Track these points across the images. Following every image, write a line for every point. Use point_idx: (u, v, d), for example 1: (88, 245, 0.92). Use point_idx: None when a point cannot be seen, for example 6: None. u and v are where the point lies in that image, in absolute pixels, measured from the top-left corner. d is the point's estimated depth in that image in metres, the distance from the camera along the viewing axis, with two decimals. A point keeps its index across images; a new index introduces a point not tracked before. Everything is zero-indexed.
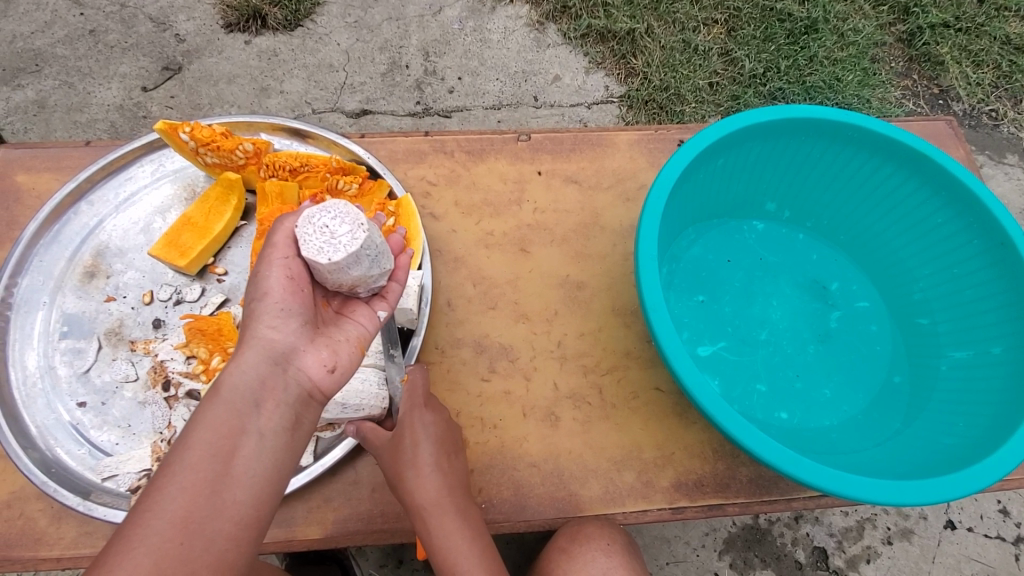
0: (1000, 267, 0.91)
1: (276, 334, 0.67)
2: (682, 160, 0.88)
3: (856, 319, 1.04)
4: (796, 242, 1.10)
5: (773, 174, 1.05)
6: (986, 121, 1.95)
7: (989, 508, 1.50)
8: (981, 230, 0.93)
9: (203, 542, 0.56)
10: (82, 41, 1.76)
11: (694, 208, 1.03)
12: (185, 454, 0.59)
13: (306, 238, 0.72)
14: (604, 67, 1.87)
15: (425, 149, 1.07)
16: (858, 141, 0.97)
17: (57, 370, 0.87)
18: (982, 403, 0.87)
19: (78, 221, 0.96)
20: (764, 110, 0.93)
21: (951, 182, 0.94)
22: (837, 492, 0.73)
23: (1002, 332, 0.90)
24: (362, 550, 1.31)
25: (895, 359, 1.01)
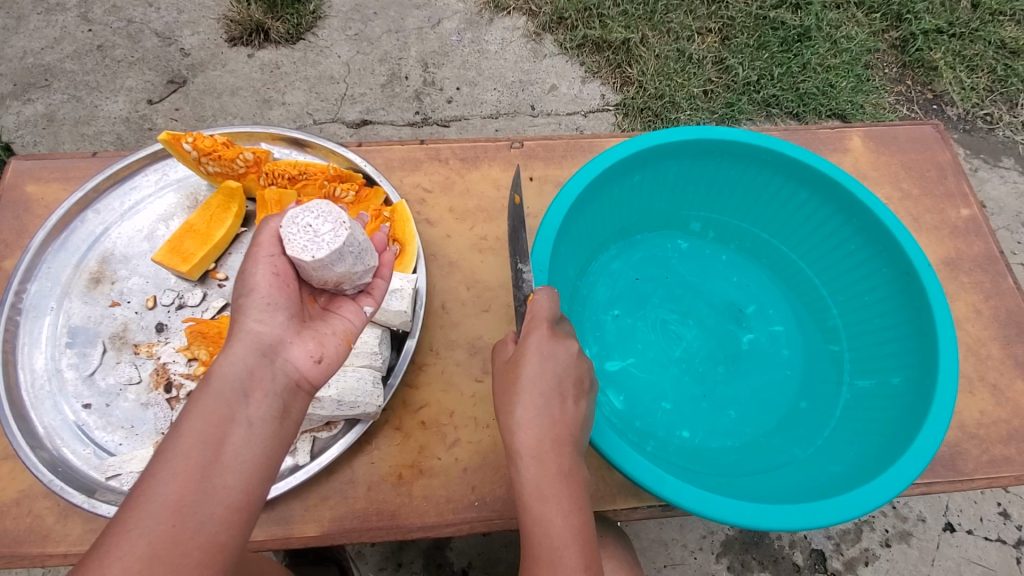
0: (905, 297, 0.93)
1: (262, 327, 0.71)
2: (586, 175, 0.91)
3: (769, 342, 1.06)
4: (717, 263, 1.12)
5: (694, 195, 1.07)
6: (981, 125, 1.97)
7: (988, 510, 1.51)
8: (888, 260, 0.95)
9: (195, 525, 0.57)
10: (90, 56, 1.81)
11: (611, 225, 1.05)
12: (178, 441, 0.61)
13: (291, 239, 0.74)
14: (600, 76, 1.90)
15: (421, 157, 1.10)
16: (774, 166, 1.00)
17: (64, 373, 0.90)
18: (879, 433, 0.89)
19: (84, 229, 0.99)
20: (677, 130, 0.96)
21: (862, 211, 0.96)
22: (704, 513, 0.73)
23: (903, 362, 0.92)
24: (361, 554, 1.33)
25: (804, 384, 1.02)
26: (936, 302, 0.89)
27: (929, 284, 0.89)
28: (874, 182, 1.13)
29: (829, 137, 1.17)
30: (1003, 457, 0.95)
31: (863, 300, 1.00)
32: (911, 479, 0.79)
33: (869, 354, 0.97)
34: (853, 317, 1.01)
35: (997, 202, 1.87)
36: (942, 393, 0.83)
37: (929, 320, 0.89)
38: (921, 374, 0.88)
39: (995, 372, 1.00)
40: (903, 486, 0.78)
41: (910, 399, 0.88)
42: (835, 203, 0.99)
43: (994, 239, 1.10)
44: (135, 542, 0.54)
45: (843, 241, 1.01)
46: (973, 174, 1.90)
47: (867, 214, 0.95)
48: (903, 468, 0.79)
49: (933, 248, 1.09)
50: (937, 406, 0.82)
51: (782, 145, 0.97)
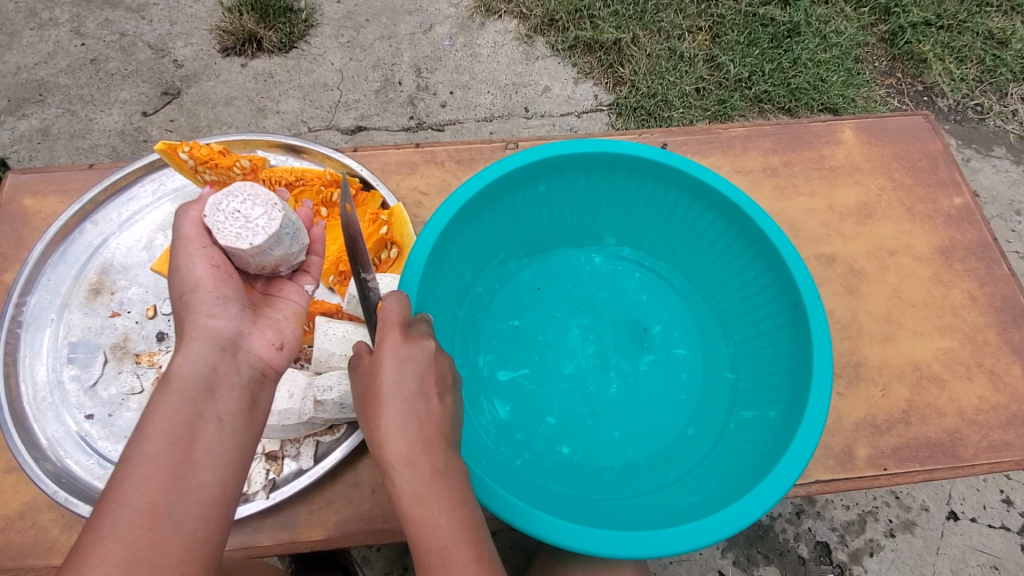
0: (794, 328, 0.89)
1: (216, 323, 0.71)
2: (476, 182, 0.92)
3: (668, 364, 1.03)
4: (630, 280, 1.09)
5: (609, 210, 1.06)
6: (972, 115, 1.99)
7: (992, 497, 1.51)
8: (782, 289, 0.91)
9: (173, 526, 0.58)
10: (84, 70, 1.82)
11: (515, 235, 1.05)
12: (143, 444, 0.61)
13: (221, 226, 0.74)
14: (592, 76, 1.91)
15: (416, 160, 1.11)
16: (681, 185, 0.97)
17: (66, 384, 0.90)
18: (744, 468, 0.85)
19: (83, 241, 0.99)
20: (580, 142, 0.96)
21: (761, 236, 0.92)
22: (523, 527, 0.72)
23: (785, 396, 0.88)
24: (366, 559, 1.33)
25: (695, 410, 0.99)
26: (819, 336, 0.84)
27: (815, 317, 0.85)
28: (867, 173, 1.14)
29: (821, 130, 1.18)
30: (1003, 441, 0.95)
31: (760, 329, 0.96)
32: (748, 522, 0.75)
33: (758, 384, 0.94)
34: (749, 345, 0.98)
35: (990, 191, 1.88)
36: (803, 432, 0.79)
37: (808, 353, 0.85)
38: (793, 410, 0.84)
39: (992, 358, 1.01)
40: (739, 527, 0.74)
41: (779, 435, 0.84)
42: (738, 228, 0.95)
43: (987, 227, 1.11)
44: (114, 542, 0.55)
45: (745, 267, 0.97)
46: (965, 164, 1.92)
47: (765, 241, 0.91)
48: (746, 507, 0.75)
49: (927, 237, 1.10)
50: (796, 444, 0.78)
51: (684, 163, 0.94)
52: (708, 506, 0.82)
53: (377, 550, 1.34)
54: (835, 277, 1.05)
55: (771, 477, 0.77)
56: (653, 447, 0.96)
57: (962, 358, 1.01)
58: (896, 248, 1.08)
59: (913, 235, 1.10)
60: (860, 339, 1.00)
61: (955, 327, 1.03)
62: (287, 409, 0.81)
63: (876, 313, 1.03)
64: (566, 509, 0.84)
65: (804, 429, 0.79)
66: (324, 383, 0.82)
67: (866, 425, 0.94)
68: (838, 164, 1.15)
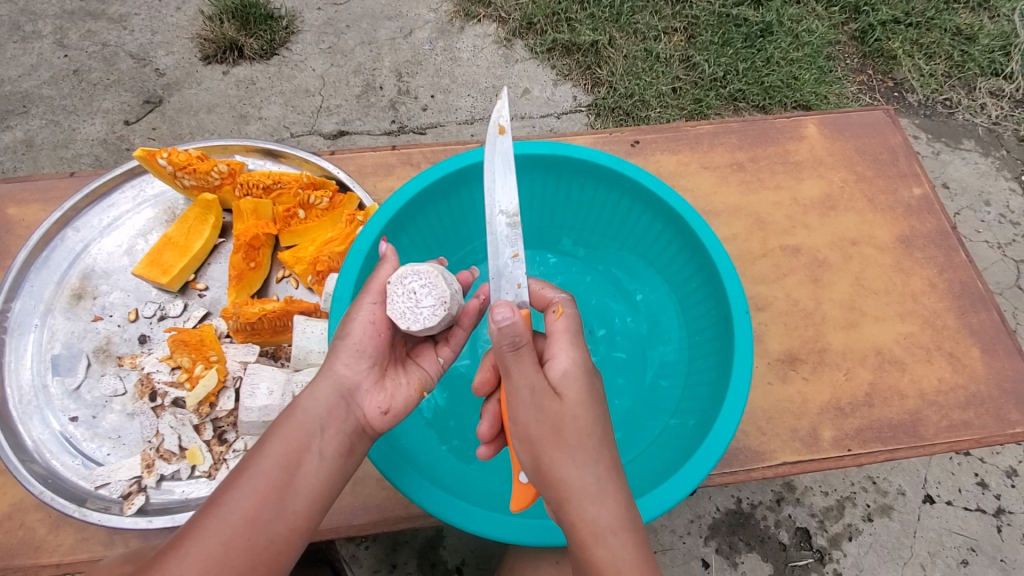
0: (723, 339, 0.90)
1: (347, 372, 0.72)
2: (429, 177, 0.94)
3: (608, 368, 1.04)
4: (582, 284, 1.10)
5: (565, 212, 1.08)
6: (941, 110, 2.04)
7: (967, 481, 1.54)
8: (715, 301, 0.92)
9: (264, 541, 0.63)
10: (67, 81, 1.83)
11: (472, 230, 1.07)
12: (260, 461, 0.66)
13: (396, 284, 0.76)
14: (571, 78, 1.95)
15: (393, 162, 1.13)
16: (632, 193, 0.99)
17: (50, 388, 0.92)
18: (656, 473, 0.86)
19: (65, 247, 1.01)
20: (538, 143, 0.98)
21: (700, 248, 0.93)
22: (418, 502, 0.78)
23: (703, 405, 0.88)
24: (354, 557, 1.31)
25: (627, 415, 0.99)
26: (741, 348, 0.85)
27: (740, 330, 0.86)
28: (830, 167, 1.18)
29: (786, 126, 1.22)
30: (962, 421, 0.99)
31: (697, 340, 0.97)
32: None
33: (687, 393, 0.94)
34: (685, 355, 0.98)
35: (959, 182, 1.94)
36: (711, 441, 0.79)
37: (729, 362, 0.86)
38: (708, 419, 0.84)
39: (951, 342, 1.05)
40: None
41: (691, 440, 0.85)
42: (682, 240, 0.96)
43: (946, 216, 1.15)
44: (199, 545, 0.60)
45: (687, 278, 0.98)
46: (935, 157, 1.97)
47: (704, 252, 0.92)
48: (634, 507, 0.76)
49: (889, 226, 1.14)
50: (702, 450, 0.79)
51: (634, 171, 0.96)
52: None
53: (365, 548, 1.31)
54: (800, 267, 1.09)
55: (671, 481, 0.77)
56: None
57: (922, 342, 1.05)
58: (859, 238, 1.12)
59: (875, 224, 1.14)
60: (824, 326, 1.04)
61: (916, 313, 1.07)
62: (268, 405, 0.84)
63: (839, 300, 1.06)
64: (475, 492, 0.88)
65: (711, 437, 0.79)
66: (303, 380, 0.86)
67: (831, 409, 0.98)
68: (803, 158, 1.19)
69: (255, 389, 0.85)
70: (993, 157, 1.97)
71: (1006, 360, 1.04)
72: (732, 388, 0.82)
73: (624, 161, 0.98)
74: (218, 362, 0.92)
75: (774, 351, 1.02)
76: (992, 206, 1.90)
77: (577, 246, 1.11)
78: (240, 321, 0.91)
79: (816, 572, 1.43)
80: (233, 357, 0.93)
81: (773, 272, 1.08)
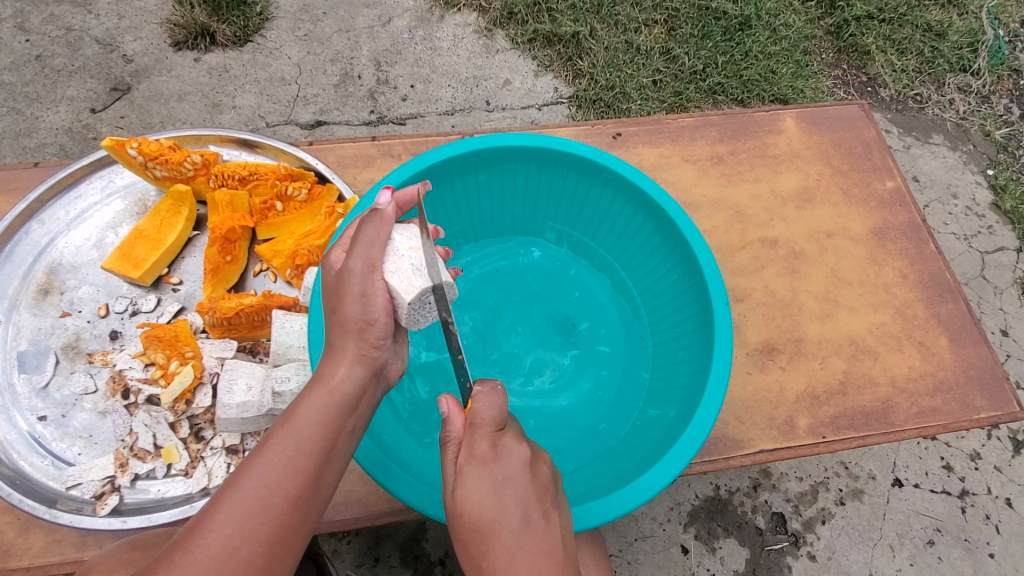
0: (703, 331, 0.91)
1: (384, 357, 0.74)
2: (410, 169, 0.93)
3: (591, 360, 1.05)
4: (564, 276, 1.11)
5: (548, 205, 1.08)
6: (913, 104, 2.08)
7: (933, 464, 1.59)
8: (696, 294, 0.93)
9: (304, 515, 0.59)
10: (29, 67, 1.75)
11: (454, 222, 1.07)
12: (297, 441, 0.61)
13: (412, 290, 0.70)
14: (552, 69, 1.94)
15: (373, 153, 1.11)
16: (614, 186, 0.99)
17: (16, 387, 0.89)
18: (638, 463, 0.87)
19: (30, 240, 0.97)
20: (521, 136, 0.97)
21: (682, 242, 0.94)
22: (400, 496, 0.78)
23: (684, 396, 0.90)
24: (337, 552, 1.29)
25: (609, 407, 1.00)
26: (721, 340, 0.86)
27: (720, 323, 0.87)
28: (806, 160, 1.20)
29: (765, 119, 1.23)
30: (931, 408, 1.03)
31: (678, 332, 0.98)
32: (616, 516, 0.76)
33: (668, 384, 0.95)
34: (666, 347, 1.00)
35: (928, 176, 1.99)
36: (691, 432, 0.80)
37: (709, 353, 0.87)
38: (688, 409, 0.85)
39: (921, 331, 1.08)
40: (610, 517, 0.76)
41: (672, 432, 0.86)
42: (663, 232, 0.97)
43: (917, 209, 1.18)
44: (242, 526, 0.55)
45: (669, 269, 0.99)
46: (906, 151, 2.02)
47: (686, 246, 0.93)
48: (616, 498, 0.77)
49: (864, 219, 1.17)
50: (683, 440, 0.80)
51: (618, 165, 0.96)
52: (592, 494, 0.85)
53: (348, 543, 1.30)
54: (777, 259, 1.10)
55: (652, 472, 0.79)
56: (563, 437, 0.97)
57: (894, 332, 1.08)
58: (834, 230, 1.15)
59: (849, 217, 1.16)
60: (801, 317, 1.06)
61: (888, 303, 1.10)
62: (246, 402, 0.82)
63: (815, 291, 1.09)
64: None
65: (692, 427, 0.80)
66: (282, 375, 0.85)
67: (807, 397, 1.00)
68: (781, 152, 1.20)
69: (232, 385, 0.83)
70: (960, 152, 2.03)
71: (972, 348, 1.08)
72: (712, 380, 0.83)
73: (607, 155, 0.98)
74: (193, 359, 0.89)
75: (752, 342, 1.03)
76: (959, 199, 1.96)
77: (560, 239, 1.12)
78: (216, 316, 0.89)
79: (791, 555, 1.47)
80: (211, 353, 0.90)
81: (752, 263, 1.10)
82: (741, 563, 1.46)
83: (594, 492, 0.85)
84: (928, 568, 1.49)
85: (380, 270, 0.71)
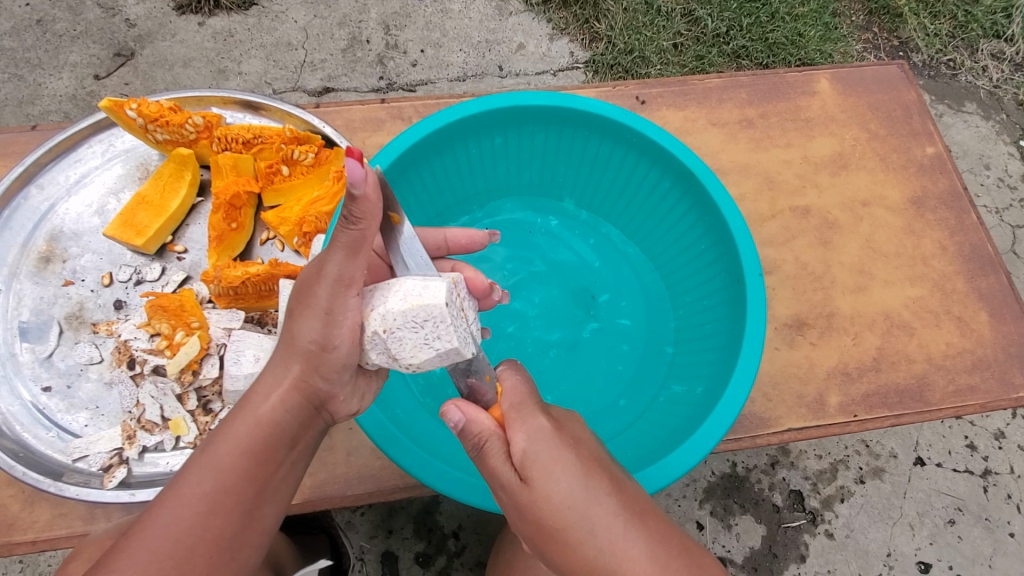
0: (734, 304, 0.87)
1: None
2: (422, 129, 0.87)
3: (611, 334, 1.01)
4: (584, 245, 1.06)
5: (567, 171, 1.02)
6: (945, 71, 1.96)
7: (957, 443, 1.54)
8: (727, 263, 0.88)
9: None
10: (29, 32, 1.70)
11: (469, 188, 1.01)
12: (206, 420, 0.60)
13: (431, 299, 0.63)
14: (568, 32, 1.84)
15: (383, 116, 1.06)
16: (640, 148, 0.93)
17: (19, 357, 0.87)
18: (664, 440, 0.84)
19: (29, 206, 0.93)
20: (539, 94, 0.91)
21: (712, 209, 0.88)
22: (416, 476, 0.77)
23: (711, 372, 0.86)
24: (350, 524, 1.28)
25: (631, 382, 0.97)
26: (754, 314, 0.82)
27: (753, 294, 0.83)
28: (842, 124, 1.13)
29: (798, 80, 1.15)
30: (968, 385, 0.98)
31: (705, 304, 0.94)
32: (643, 496, 0.74)
33: (695, 359, 0.92)
34: (692, 320, 0.96)
35: (961, 146, 1.89)
36: (722, 409, 0.77)
37: (741, 326, 0.83)
38: (717, 386, 0.82)
39: (960, 305, 1.03)
40: None
41: (699, 408, 0.82)
42: (691, 200, 0.92)
43: (959, 175, 1.11)
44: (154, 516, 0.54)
45: (695, 238, 0.94)
46: (938, 120, 1.91)
47: (717, 213, 0.88)
48: (642, 476, 0.74)
49: (901, 187, 1.10)
50: (713, 416, 0.77)
51: (644, 124, 0.90)
52: None
53: (361, 515, 1.29)
54: (810, 229, 1.04)
55: (680, 451, 0.76)
56: (582, 413, 0.94)
57: (931, 307, 1.02)
58: (870, 199, 1.08)
59: (886, 184, 1.09)
60: (833, 291, 1.01)
61: (925, 277, 1.04)
62: (254, 373, 0.80)
63: (849, 263, 1.03)
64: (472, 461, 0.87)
65: (723, 403, 0.77)
66: None
67: (838, 373, 0.96)
68: (814, 115, 1.13)
69: (239, 356, 0.81)
70: (994, 120, 1.92)
71: (1014, 323, 1.02)
72: (744, 354, 0.79)
73: (632, 114, 0.91)
74: (199, 329, 0.87)
75: (781, 316, 0.98)
76: (992, 170, 1.86)
77: (580, 206, 1.06)
78: (222, 285, 0.86)
79: (808, 533, 1.44)
80: (217, 324, 0.88)
81: (782, 234, 1.04)
82: (757, 540, 1.43)
83: None
84: (947, 548, 1.45)
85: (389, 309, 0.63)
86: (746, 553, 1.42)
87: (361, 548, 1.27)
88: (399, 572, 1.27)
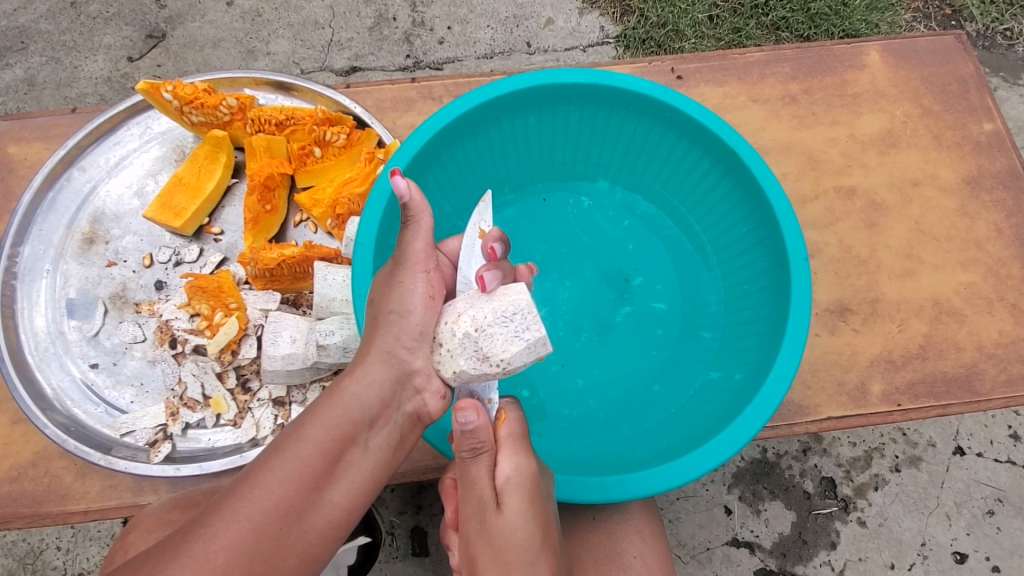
0: (777, 288, 0.85)
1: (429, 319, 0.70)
2: (456, 110, 0.86)
3: (645, 318, 0.99)
4: (618, 229, 1.04)
5: (602, 150, 1.00)
6: (1001, 41, 1.83)
7: (999, 433, 1.47)
8: (770, 246, 0.86)
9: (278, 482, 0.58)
10: (64, 15, 1.72)
11: (501, 170, 1.00)
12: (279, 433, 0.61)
13: (516, 294, 0.68)
14: (597, 6, 1.77)
15: (413, 96, 1.05)
16: (680, 128, 0.90)
17: (67, 335, 0.90)
18: (700, 429, 0.83)
19: (72, 188, 0.96)
20: (576, 72, 0.88)
21: (756, 190, 0.86)
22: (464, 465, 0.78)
23: (751, 359, 0.84)
24: (382, 499, 1.31)
25: (665, 367, 0.96)
26: (798, 300, 0.79)
27: (797, 279, 0.80)
28: (892, 100, 1.07)
29: (846, 53, 1.09)
30: (1020, 376, 0.94)
31: (745, 289, 0.92)
32: (679, 484, 0.73)
33: (733, 345, 0.90)
34: (729, 306, 0.94)
35: (1016, 121, 1.77)
36: (764, 397, 0.75)
37: (784, 313, 0.81)
38: (757, 373, 0.80)
39: (1015, 292, 0.98)
40: (670, 486, 0.73)
41: (739, 396, 0.81)
42: (732, 182, 0.89)
43: (1018, 154, 1.04)
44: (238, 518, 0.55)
45: (736, 221, 0.92)
46: (991, 93, 1.80)
47: (760, 195, 0.85)
48: (680, 464, 0.74)
49: (955, 166, 1.04)
50: (754, 405, 0.75)
51: (685, 101, 0.87)
52: (650, 458, 0.82)
53: (391, 491, 1.31)
54: (854, 210, 1.00)
55: (719, 439, 0.75)
56: (615, 399, 0.94)
57: (984, 293, 0.97)
58: (921, 178, 1.03)
59: (938, 163, 1.04)
60: (879, 275, 0.97)
61: (979, 261, 0.99)
62: (291, 354, 0.82)
63: (896, 247, 0.98)
64: None
65: (765, 392, 0.75)
66: (325, 329, 0.82)
67: (882, 361, 0.93)
68: (862, 90, 1.07)
69: (277, 337, 0.82)
70: None
71: None
72: (787, 342, 0.77)
73: (672, 91, 0.88)
74: (237, 310, 0.88)
75: (823, 301, 0.95)
76: None
77: (614, 187, 1.04)
78: (258, 267, 0.87)
79: (839, 520, 1.42)
80: (255, 305, 0.90)
81: (825, 216, 1.00)
82: (786, 526, 1.41)
83: (652, 458, 0.82)
84: (985, 539, 1.41)
85: (478, 310, 0.67)
86: (775, 539, 1.40)
87: (391, 523, 1.30)
88: (428, 547, 1.30)
